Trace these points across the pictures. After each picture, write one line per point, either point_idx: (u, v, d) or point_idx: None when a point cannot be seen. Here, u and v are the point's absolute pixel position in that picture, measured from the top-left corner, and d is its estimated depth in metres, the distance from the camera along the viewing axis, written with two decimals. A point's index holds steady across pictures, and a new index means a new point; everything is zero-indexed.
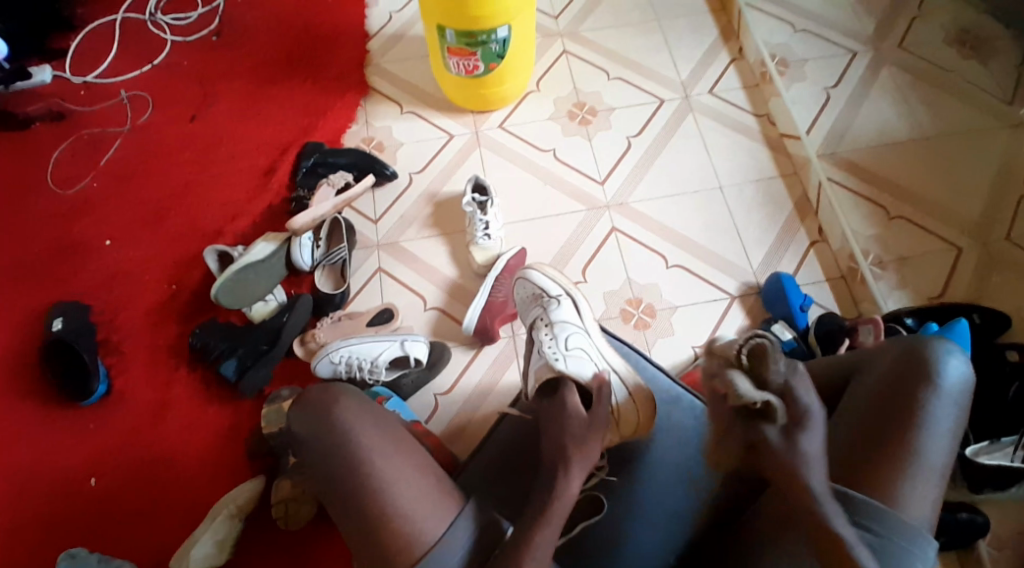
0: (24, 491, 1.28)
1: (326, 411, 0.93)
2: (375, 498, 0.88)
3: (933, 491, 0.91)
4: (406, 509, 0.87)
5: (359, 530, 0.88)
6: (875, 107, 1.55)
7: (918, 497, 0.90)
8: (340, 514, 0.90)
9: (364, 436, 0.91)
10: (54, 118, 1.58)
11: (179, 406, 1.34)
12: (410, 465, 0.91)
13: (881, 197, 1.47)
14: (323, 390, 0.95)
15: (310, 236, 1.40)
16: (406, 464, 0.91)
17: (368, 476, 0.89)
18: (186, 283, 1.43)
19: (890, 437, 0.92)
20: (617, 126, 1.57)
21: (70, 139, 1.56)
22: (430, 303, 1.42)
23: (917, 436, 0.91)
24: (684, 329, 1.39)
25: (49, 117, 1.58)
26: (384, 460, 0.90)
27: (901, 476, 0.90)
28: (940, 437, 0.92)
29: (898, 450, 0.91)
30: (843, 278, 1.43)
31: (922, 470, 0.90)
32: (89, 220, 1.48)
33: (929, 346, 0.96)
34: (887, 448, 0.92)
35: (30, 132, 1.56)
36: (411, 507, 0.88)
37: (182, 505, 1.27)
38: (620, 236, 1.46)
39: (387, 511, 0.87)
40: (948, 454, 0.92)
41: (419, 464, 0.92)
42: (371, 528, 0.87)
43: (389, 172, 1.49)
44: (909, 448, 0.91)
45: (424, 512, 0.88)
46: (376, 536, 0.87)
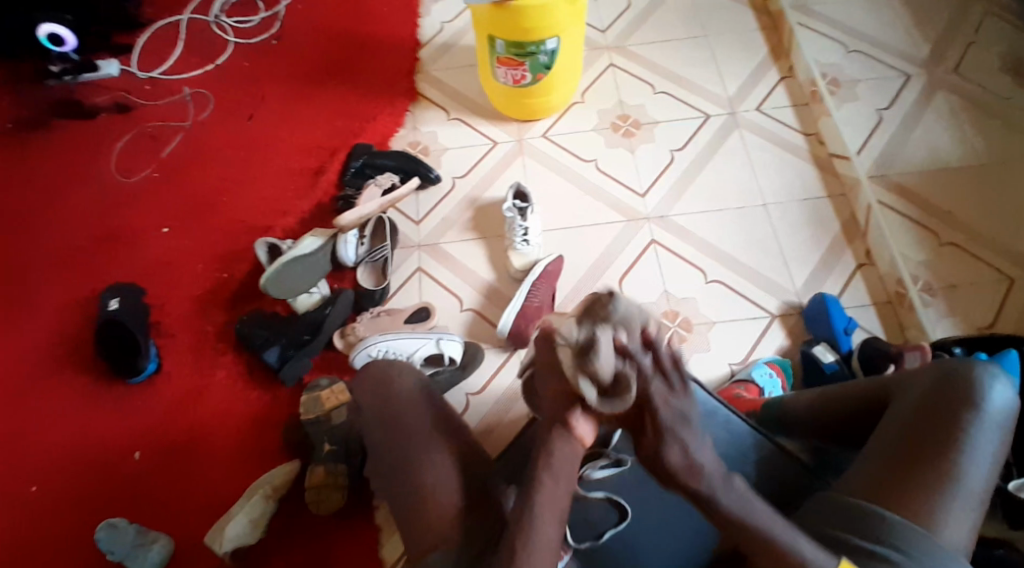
0: (71, 461, 1.34)
1: (386, 373, 1.05)
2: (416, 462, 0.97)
3: (971, 516, 0.89)
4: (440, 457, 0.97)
5: (394, 498, 0.97)
6: (926, 131, 1.54)
7: (954, 521, 0.88)
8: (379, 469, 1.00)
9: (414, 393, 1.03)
10: (119, 110, 1.66)
11: (221, 390, 1.39)
12: (448, 443, 0.99)
13: (931, 222, 1.45)
14: (377, 366, 1.05)
15: (355, 233, 1.44)
16: (444, 443, 0.99)
17: (407, 448, 0.98)
18: (234, 273, 1.49)
19: (928, 460, 0.91)
20: (661, 140, 1.58)
21: (134, 131, 1.64)
22: (466, 305, 1.45)
23: (956, 458, 0.90)
24: (721, 345, 1.39)
25: (114, 109, 1.66)
26: (424, 436, 0.99)
27: (937, 498, 0.89)
28: (980, 463, 0.91)
29: (937, 473, 0.90)
30: (890, 302, 1.40)
31: (961, 494, 0.89)
32: (146, 208, 1.55)
33: (974, 371, 0.95)
34: (923, 470, 0.90)
35: (96, 122, 1.65)
36: (442, 479, 0.96)
37: (218, 487, 1.32)
38: (659, 249, 1.47)
39: (420, 483, 0.96)
40: (988, 481, 0.90)
41: (457, 444, 1.00)
42: (406, 498, 0.96)
43: (433, 175, 1.54)
44: (947, 469, 0.90)
45: (453, 485, 0.96)
46: (407, 507, 0.95)
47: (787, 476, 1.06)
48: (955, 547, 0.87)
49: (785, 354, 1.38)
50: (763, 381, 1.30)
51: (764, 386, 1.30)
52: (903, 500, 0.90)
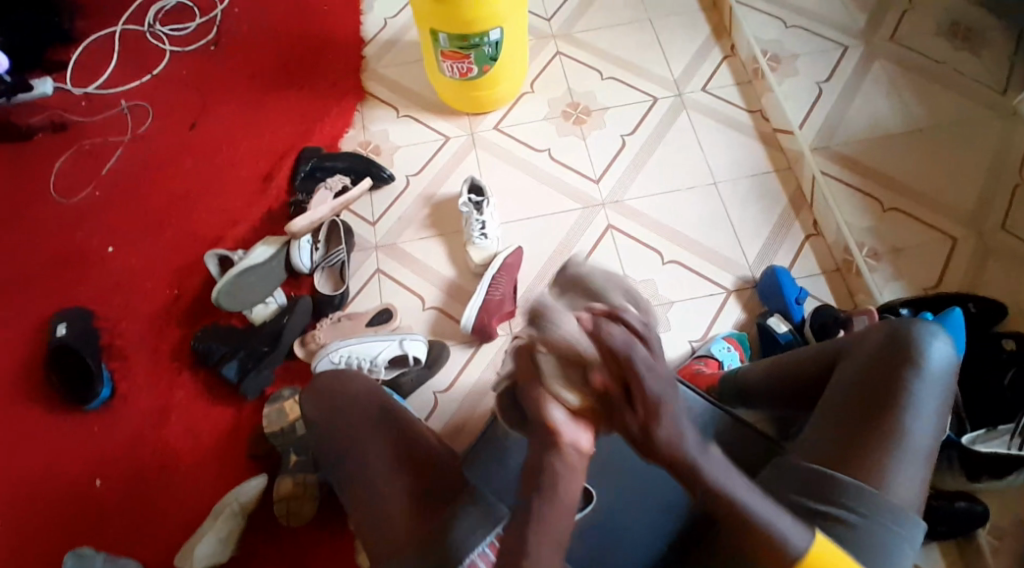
0: (29, 494, 1.30)
1: (333, 392, 1.06)
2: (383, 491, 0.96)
3: (919, 470, 0.92)
4: (402, 480, 0.97)
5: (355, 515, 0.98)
6: (866, 100, 1.57)
7: (904, 475, 0.91)
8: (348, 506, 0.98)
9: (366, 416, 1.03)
10: (54, 129, 1.60)
11: (182, 409, 1.36)
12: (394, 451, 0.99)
13: (874, 189, 1.48)
14: (332, 373, 1.08)
15: (309, 238, 1.42)
16: (389, 450, 0.99)
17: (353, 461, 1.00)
18: (187, 287, 1.45)
19: (874, 419, 0.94)
20: (611, 125, 1.59)
21: (72, 149, 1.59)
22: (428, 303, 1.43)
23: (901, 416, 0.93)
24: (681, 325, 1.41)
25: (50, 128, 1.60)
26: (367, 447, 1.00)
27: (885, 454, 0.92)
28: (925, 418, 0.94)
29: (885, 431, 0.93)
30: (838, 270, 1.44)
31: (909, 450, 0.92)
32: (90, 228, 1.51)
33: (914, 329, 0.99)
34: (871, 429, 0.94)
35: (31, 143, 1.59)
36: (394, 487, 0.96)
37: (185, 507, 1.29)
38: (615, 234, 1.48)
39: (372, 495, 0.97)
40: (934, 435, 0.94)
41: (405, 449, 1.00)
42: (364, 513, 0.96)
43: (385, 175, 1.52)
44: (893, 426, 0.93)
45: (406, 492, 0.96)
46: (368, 520, 0.96)
47: (744, 450, 1.08)
48: (905, 503, 0.90)
49: (744, 328, 1.41)
50: (722, 356, 1.32)
51: (724, 360, 1.33)
52: (853, 458, 0.93)
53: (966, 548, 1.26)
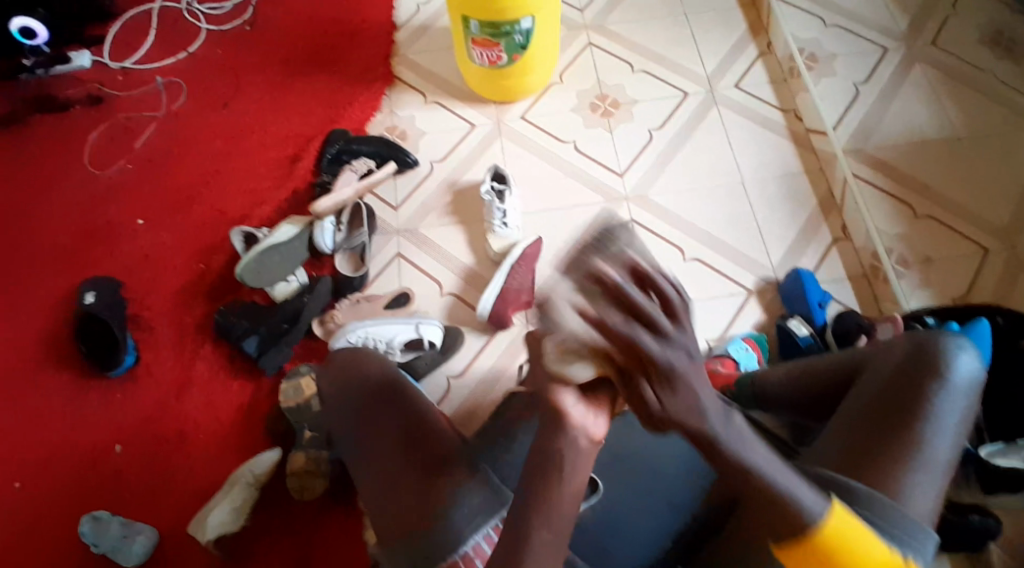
0: (53, 455, 1.35)
1: (348, 370, 1.08)
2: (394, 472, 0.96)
3: (937, 484, 0.89)
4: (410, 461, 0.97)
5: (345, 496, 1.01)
6: (905, 105, 1.53)
7: (921, 488, 0.88)
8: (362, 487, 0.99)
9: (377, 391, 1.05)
10: (92, 102, 1.65)
11: (202, 381, 1.39)
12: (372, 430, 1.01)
13: (907, 194, 1.45)
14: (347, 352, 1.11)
15: (332, 219, 1.45)
16: (367, 430, 1.02)
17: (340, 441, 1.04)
18: (212, 263, 1.49)
19: (893, 428, 0.92)
20: (640, 119, 1.57)
21: (108, 123, 1.63)
22: (446, 289, 1.44)
23: (922, 427, 0.92)
24: (699, 324, 1.39)
25: (88, 101, 1.65)
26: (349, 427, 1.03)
27: (903, 464, 0.89)
28: (947, 431, 0.92)
29: (904, 441, 0.91)
30: (865, 276, 1.41)
31: (928, 461, 0.90)
32: (122, 201, 1.55)
33: (941, 342, 0.98)
34: (889, 438, 0.92)
35: (70, 115, 1.63)
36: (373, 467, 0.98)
37: (200, 476, 1.32)
38: (638, 229, 1.47)
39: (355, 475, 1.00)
40: (955, 450, 0.91)
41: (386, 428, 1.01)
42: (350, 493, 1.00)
43: (410, 159, 1.53)
44: (912, 435, 0.91)
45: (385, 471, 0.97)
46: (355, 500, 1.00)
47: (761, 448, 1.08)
48: (922, 516, 0.87)
49: (763, 330, 1.39)
50: (740, 357, 1.30)
51: (740, 360, 1.30)
52: (870, 466, 0.90)
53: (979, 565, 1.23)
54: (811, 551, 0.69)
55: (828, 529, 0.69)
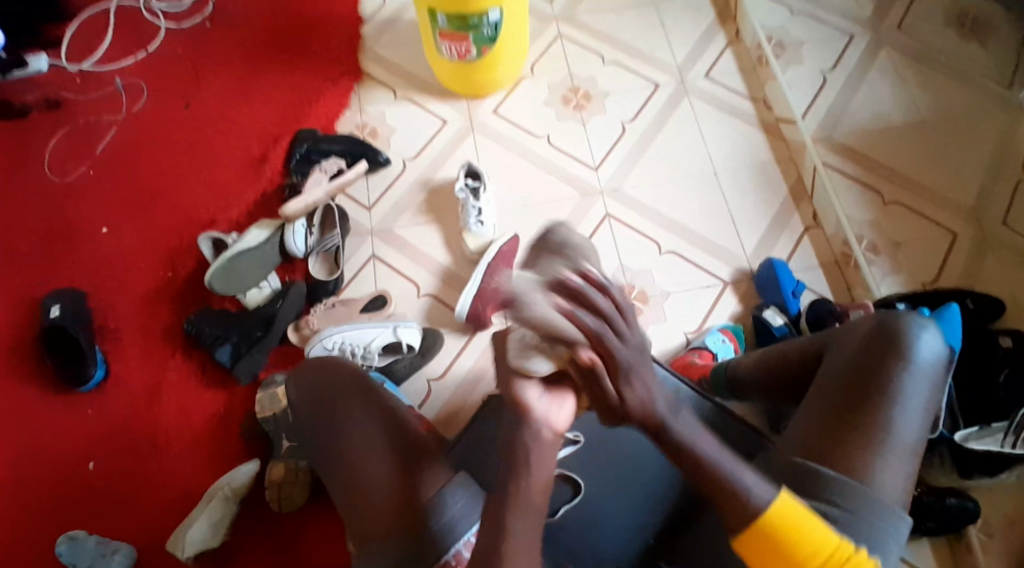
0: (23, 474, 1.31)
1: (318, 383, 1.05)
2: (373, 490, 0.94)
3: (906, 466, 0.90)
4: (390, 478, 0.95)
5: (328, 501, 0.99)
6: (871, 91, 1.54)
7: (890, 471, 0.89)
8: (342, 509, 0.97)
9: (349, 405, 1.02)
10: (48, 106, 1.59)
11: (175, 392, 1.36)
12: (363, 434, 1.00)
13: (876, 180, 1.46)
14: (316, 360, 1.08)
15: (303, 223, 1.41)
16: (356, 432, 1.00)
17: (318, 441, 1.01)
18: (180, 269, 1.45)
19: (860, 413, 0.92)
20: (612, 111, 1.56)
21: (66, 127, 1.57)
22: (423, 290, 1.43)
23: (888, 410, 0.92)
24: (677, 316, 1.40)
25: (44, 105, 1.59)
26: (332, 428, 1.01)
27: (873, 449, 0.89)
28: (912, 412, 0.92)
29: (872, 425, 0.91)
30: (836, 263, 1.43)
31: (895, 444, 0.90)
32: (83, 207, 1.49)
33: (902, 322, 0.97)
34: (856, 423, 0.92)
35: (26, 120, 1.57)
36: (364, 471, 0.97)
37: (178, 490, 1.29)
38: (613, 223, 1.46)
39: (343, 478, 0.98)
40: (921, 430, 0.92)
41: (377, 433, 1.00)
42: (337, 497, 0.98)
43: (382, 158, 1.50)
44: (880, 419, 0.91)
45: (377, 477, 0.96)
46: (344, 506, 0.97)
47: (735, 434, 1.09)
48: (892, 497, 0.88)
49: (740, 320, 1.40)
50: (717, 348, 1.32)
51: (718, 352, 1.32)
52: (840, 453, 0.91)
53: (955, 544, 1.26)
54: (759, 532, 0.81)
55: (774, 511, 0.80)
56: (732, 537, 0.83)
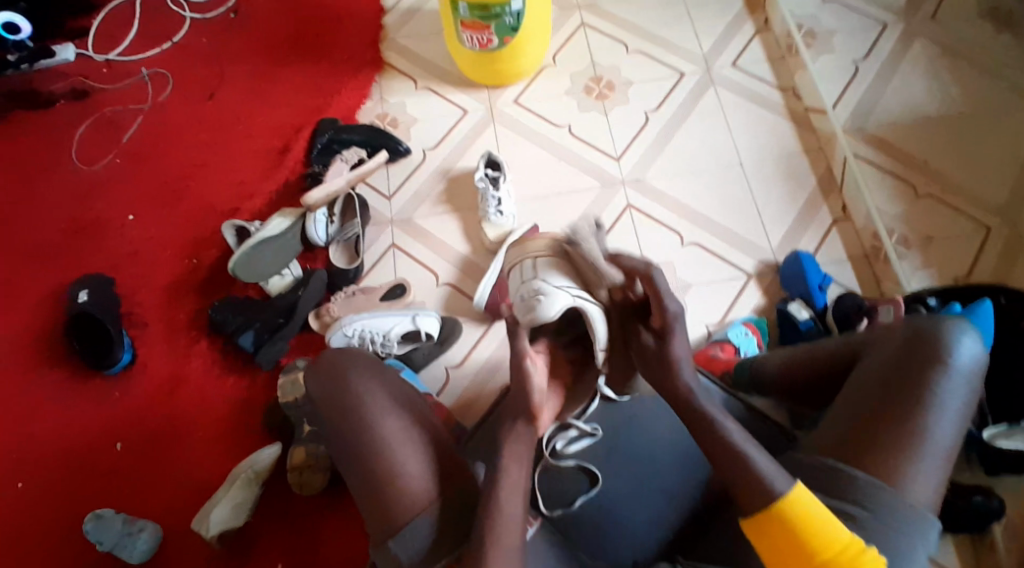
0: (54, 456, 1.34)
1: (340, 375, 1.02)
2: (394, 484, 0.95)
3: (936, 473, 0.89)
4: (412, 473, 0.96)
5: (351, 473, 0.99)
6: (902, 81, 1.51)
7: (919, 478, 0.89)
8: (358, 500, 0.97)
9: (370, 395, 1.00)
10: (79, 97, 1.62)
11: (199, 376, 1.38)
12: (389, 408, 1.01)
13: (908, 173, 1.43)
14: (333, 353, 1.05)
15: (324, 212, 1.43)
16: (384, 406, 1.00)
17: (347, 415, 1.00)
18: (205, 257, 1.47)
19: (896, 419, 0.91)
20: (635, 101, 1.54)
21: (95, 117, 1.60)
22: (443, 280, 1.43)
23: (923, 417, 0.90)
24: (697, 308, 1.39)
25: (74, 96, 1.62)
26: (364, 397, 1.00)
27: (903, 456, 0.89)
28: (948, 419, 0.91)
29: (905, 432, 0.90)
30: (866, 256, 1.40)
31: (929, 451, 0.89)
32: (111, 196, 1.53)
33: (942, 326, 0.95)
34: (891, 429, 0.91)
35: (56, 111, 1.61)
36: (390, 442, 0.97)
37: (202, 472, 1.32)
38: (635, 213, 1.45)
39: (369, 446, 0.97)
40: (957, 436, 0.91)
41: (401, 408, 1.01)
42: (359, 465, 0.97)
43: (402, 148, 1.51)
44: (911, 426, 0.90)
45: (404, 452, 0.97)
46: (367, 472, 0.97)
47: (757, 429, 1.14)
48: (919, 502, 0.88)
49: (762, 314, 1.38)
50: (741, 342, 1.31)
51: (740, 346, 1.31)
52: (872, 459, 0.90)
53: (983, 545, 1.23)
54: (772, 520, 0.82)
55: (786, 502, 0.81)
56: (745, 522, 0.84)
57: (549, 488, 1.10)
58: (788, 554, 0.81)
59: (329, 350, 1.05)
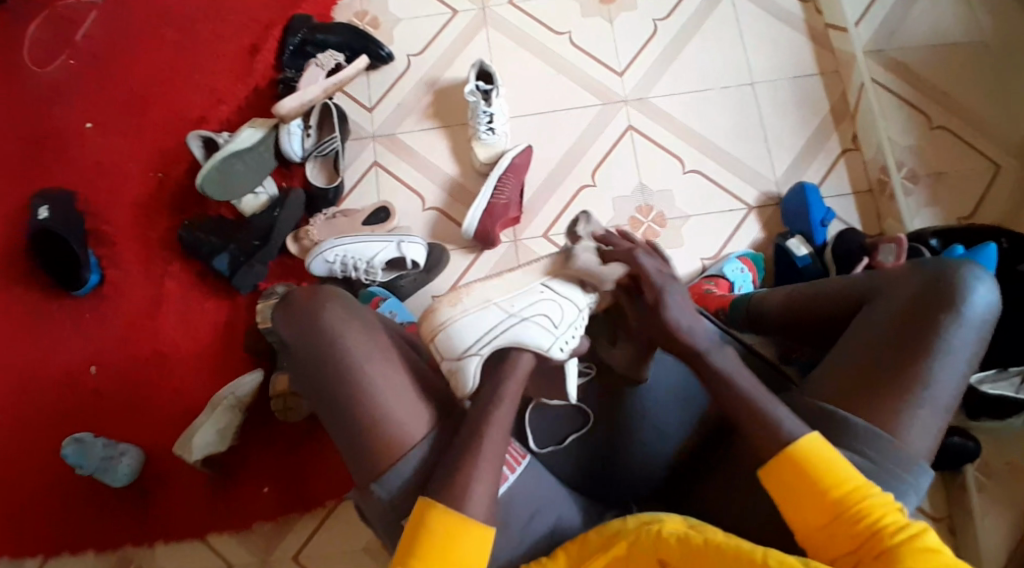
0: (26, 379, 1.30)
1: (315, 316, 0.88)
2: (378, 440, 0.84)
3: (937, 423, 0.84)
4: (400, 423, 0.85)
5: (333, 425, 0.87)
6: (932, 2, 1.39)
7: (919, 427, 0.83)
8: (344, 454, 0.87)
9: (350, 340, 0.87)
10: None
11: (173, 299, 1.33)
12: (374, 355, 0.87)
13: (925, 103, 1.35)
14: (308, 291, 0.90)
15: (300, 123, 1.32)
16: (366, 351, 0.87)
17: (320, 365, 0.87)
18: (171, 171, 1.37)
19: (901, 363, 0.85)
20: (642, 8, 1.43)
21: (45, 12, 1.43)
22: (429, 204, 1.35)
23: (930, 363, 0.84)
24: (695, 240, 1.33)
25: None
26: (346, 341, 0.87)
27: (906, 404, 0.83)
28: (955, 368, 0.85)
29: (909, 378, 0.84)
30: (871, 191, 1.34)
31: (931, 399, 0.84)
32: (66, 100, 1.39)
33: (956, 269, 0.88)
34: (895, 375, 0.85)
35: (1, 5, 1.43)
36: (376, 389, 0.86)
37: (179, 400, 1.29)
38: (635, 136, 1.37)
39: (349, 395, 0.85)
40: (960, 386, 0.85)
41: (385, 353, 0.88)
42: (338, 414, 0.86)
43: (385, 53, 1.39)
44: (918, 374, 0.84)
45: (393, 401, 0.86)
46: (348, 426, 0.85)
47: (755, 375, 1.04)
48: (916, 456, 0.83)
49: (761, 248, 1.33)
50: (734, 278, 1.26)
51: (735, 281, 1.27)
52: (871, 403, 0.85)
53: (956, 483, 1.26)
54: (783, 466, 0.77)
55: (799, 442, 0.77)
56: (761, 472, 0.78)
57: (541, 427, 0.99)
58: (807, 498, 0.76)
59: (302, 286, 0.90)
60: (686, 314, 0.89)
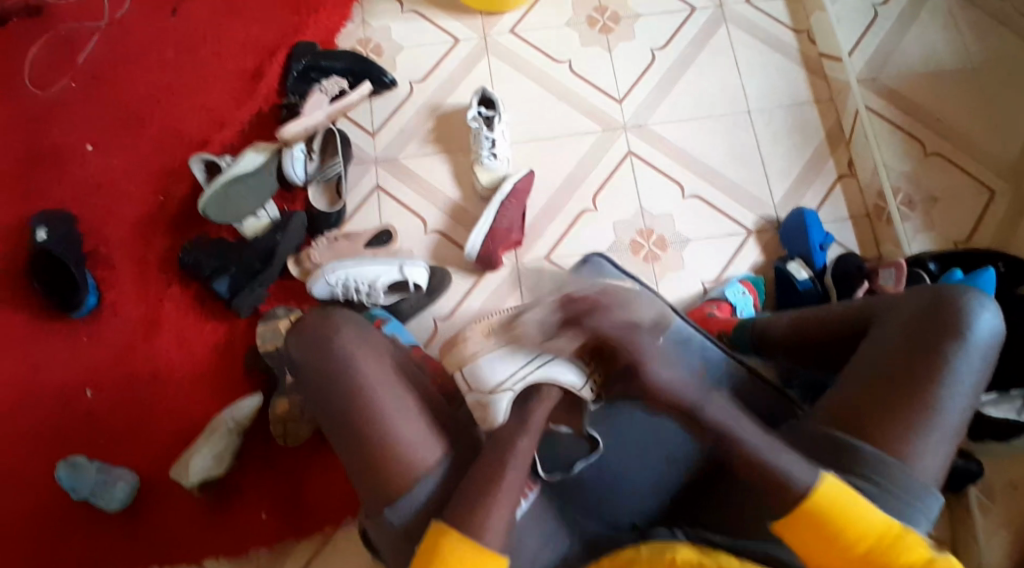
0: (18, 402, 1.27)
1: (324, 338, 0.90)
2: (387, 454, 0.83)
3: (945, 447, 0.84)
4: (405, 437, 0.84)
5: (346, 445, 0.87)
6: (922, 33, 1.42)
7: (929, 451, 0.83)
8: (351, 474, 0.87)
9: (360, 360, 0.89)
10: (29, 13, 1.45)
11: (170, 322, 1.31)
12: (386, 376, 0.89)
13: (919, 130, 1.37)
14: (320, 316, 0.92)
15: (303, 147, 1.32)
16: (378, 371, 0.89)
17: (332, 386, 0.88)
18: (171, 194, 1.36)
19: (907, 390, 0.85)
20: (640, 37, 1.46)
21: (48, 37, 1.44)
22: (431, 227, 1.36)
23: (937, 390, 0.84)
24: (696, 263, 1.34)
25: (23, 12, 1.45)
26: (360, 361, 0.89)
27: (915, 429, 0.83)
28: (962, 393, 0.85)
29: (917, 405, 0.84)
30: (868, 216, 1.36)
31: (940, 424, 0.84)
32: (67, 123, 1.39)
33: (961, 297, 0.88)
34: (902, 402, 0.84)
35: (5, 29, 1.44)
36: (389, 410, 0.86)
37: (174, 423, 1.26)
38: (635, 161, 1.38)
39: (363, 414, 0.86)
40: (968, 410, 0.85)
41: (394, 374, 0.90)
42: (350, 432, 0.86)
43: (387, 79, 1.41)
44: (925, 401, 0.84)
45: (403, 419, 0.86)
46: (359, 443, 0.86)
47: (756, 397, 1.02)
48: (929, 478, 0.83)
49: (760, 272, 1.34)
50: (737, 302, 1.26)
51: (737, 304, 1.26)
52: (880, 430, 0.84)
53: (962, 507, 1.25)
54: (803, 518, 0.78)
55: (817, 493, 0.77)
56: (776, 526, 0.80)
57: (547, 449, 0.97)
58: (830, 549, 0.77)
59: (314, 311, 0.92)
60: (674, 373, 0.88)
